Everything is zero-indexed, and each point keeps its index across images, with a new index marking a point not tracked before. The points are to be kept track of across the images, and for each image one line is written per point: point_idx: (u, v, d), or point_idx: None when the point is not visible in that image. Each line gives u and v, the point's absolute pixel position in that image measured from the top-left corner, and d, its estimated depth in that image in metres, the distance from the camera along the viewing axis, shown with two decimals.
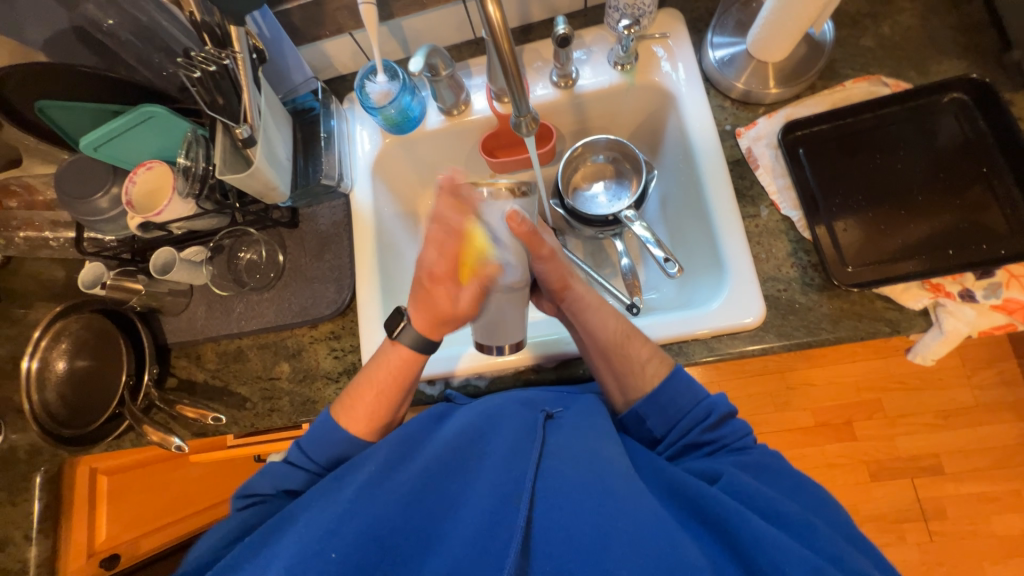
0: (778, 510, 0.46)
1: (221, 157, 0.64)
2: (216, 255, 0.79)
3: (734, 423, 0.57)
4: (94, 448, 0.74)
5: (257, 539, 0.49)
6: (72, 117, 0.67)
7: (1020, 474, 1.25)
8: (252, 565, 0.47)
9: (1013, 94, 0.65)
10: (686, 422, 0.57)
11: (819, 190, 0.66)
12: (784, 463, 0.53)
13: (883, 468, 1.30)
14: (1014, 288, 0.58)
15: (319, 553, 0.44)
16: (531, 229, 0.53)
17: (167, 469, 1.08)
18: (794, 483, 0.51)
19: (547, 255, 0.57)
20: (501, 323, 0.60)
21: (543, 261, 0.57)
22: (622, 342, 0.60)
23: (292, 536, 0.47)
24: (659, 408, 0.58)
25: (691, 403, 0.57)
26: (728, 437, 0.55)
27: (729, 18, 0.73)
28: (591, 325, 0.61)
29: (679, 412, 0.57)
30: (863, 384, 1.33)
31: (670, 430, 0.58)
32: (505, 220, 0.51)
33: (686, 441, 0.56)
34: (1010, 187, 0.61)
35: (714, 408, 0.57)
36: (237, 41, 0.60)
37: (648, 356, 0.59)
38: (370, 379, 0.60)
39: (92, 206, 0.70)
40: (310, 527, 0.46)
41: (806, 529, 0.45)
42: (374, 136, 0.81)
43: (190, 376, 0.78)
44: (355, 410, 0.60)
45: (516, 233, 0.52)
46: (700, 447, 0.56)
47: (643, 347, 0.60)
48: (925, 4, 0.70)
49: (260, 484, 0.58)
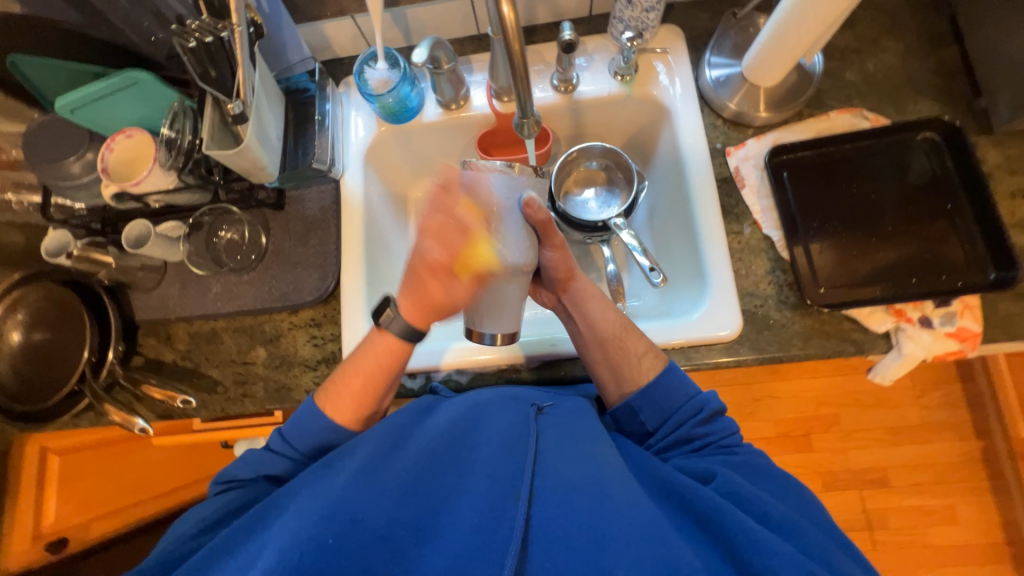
0: (767, 513, 0.48)
1: (209, 131, 0.63)
2: (194, 232, 0.76)
3: (722, 421, 0.59)
4: (48, 426, 0.70)
5: (245, 524, 0.48)
6: (47, 75, 0.63)
7: (957, 489, 1.34)
8: (238, 557, 0.45)
9: (978, 138, 0.70)
10: (679, 416, 0.59)
11: (798, 213, 0.69)
12: (769, 463, 0.56)
13: (835, 479, 1.37)
14: (967, 317, 0.63)
15: (314, 541, 0.43)
16: (547, 216, 0.54)
17: (124, 452, 1.03)
18: (779, 483, 0.54)
19: (557, 244, 0.59)
20: (488, 307, 0.57)
21: (552, 248, 0.59)
22: (620, 335, 0.62)
23: (285, 524, 0.46)
24: (654, 401, 0.59)
25: (685, 399, 0.59)
26: (718, 434, 0.58)
27: (727, 40, 0.75)
28: (589, 316, 0.63)
29: (672, 407, 0.59)
30: (822, 399, 1.40)
31: (662, 424, 0.60)
32: (522, 206, 0.52)
33: (676, 435, 0.58)
34: (970, 223, 0.65)
35: (705, 404, 0.59)
36: (234, 13, 0.57)
37: (644, 350, 0.61)
38: (355, 363, 0.60)
39: (63, 169, 0.66)
40: (302, 515, 0.45)
41: (783, 530, 0.47)
42: (368, 123, 0.79)
43: (158, 356, 0.75)
44: (338, 397, 0.60)
45: (530, 219, 0.53)
46: (690, 442, 0.58)
47: (639, 342, 0.62)
48: (907, 45, 0.75)
49: (239, 469, 0.57)
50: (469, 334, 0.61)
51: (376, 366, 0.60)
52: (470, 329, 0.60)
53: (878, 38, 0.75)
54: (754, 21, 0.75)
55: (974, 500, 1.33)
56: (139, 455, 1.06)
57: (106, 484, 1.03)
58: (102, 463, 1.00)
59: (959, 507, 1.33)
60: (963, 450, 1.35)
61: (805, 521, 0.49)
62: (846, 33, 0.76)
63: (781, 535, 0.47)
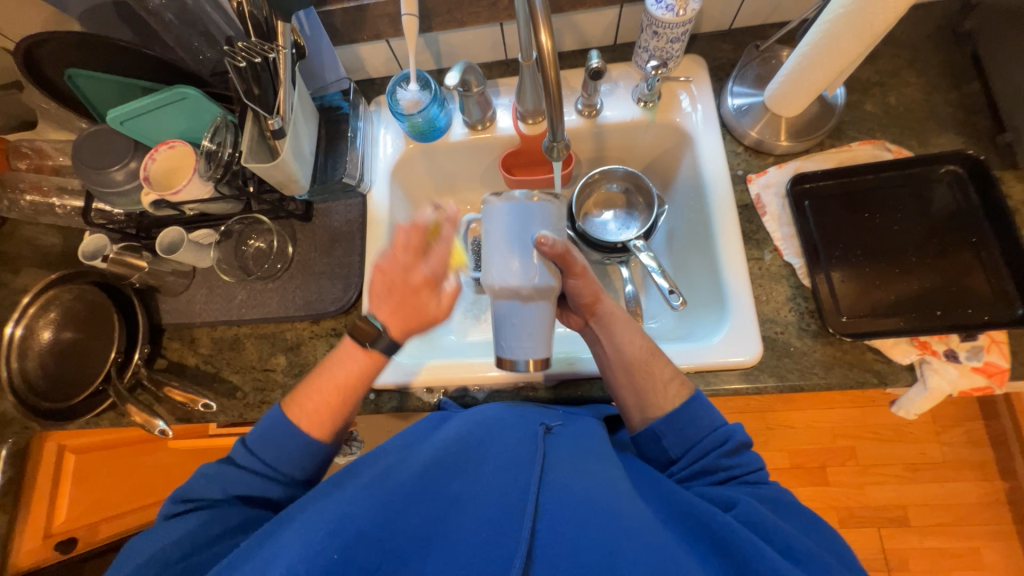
0: (792, 545, 0.47)
1: (248, 144, 0.65)
2: (224, 240, 0.79)
3: (748, 455, 0.58)
4: (70, 424, 0.71)
5: (253, 542, 0.47)
6: (99, 87, 0.68)
7: (980, 533, 1.29)
8: (246, 565, 0.44)
9: (1003, 173, 0.70)
10: (704, 445, 0.57)
11: (820, 241, 0.69)
12: (792, 500, 0.55)
13: (852, 516, 1.33)
14: (994, 352, 0.62)
15: (320, 554, 0.42)
16: (564, 251, 0.52)
17: (135, 453, 1.08)
18: (802, 519, 0.52)
19: (580, 272, 0.57)
20: (518, 331, 0.54)
21: (574, 278, 0.58)
22: (646, 359, 0.61)
23: (291, 536, 0.45)
24: (677, 427, 0.58)
25: (710, 428, 0.58)
26: (743, 468, 0.56)
27: (749, 70, 0.77)
28: (617, 340, 0.62)
29: (698, 434, 0.58)
30: (839, 431, 1.37)
31: (685, 452, 0.58)
32: (537, 244, 0.51)
33: (701, 464, 0.57)
34: (997, 257, 0.65)
35: (732, 435, 0.58)
36: (282, 37, 0.62)
37: (671, 376, 0.61)
38: (332, 376, 0.59)
39: (106, 177, 0.69)
40: (309, 526, 0.45)
41: (804, 563, 0.46)
42: (397, 141, 0.82)
43: (181, 359, 0.77)
44: (309, 405, 0.59)
45: (546, 255, 0.52)
46: (713, 473, 0.56)
47: (665, 368, 0.61)
48: (929, 80, 0.76)
49: (205, 488, 0.55)
50: (501, 363, 0.57)
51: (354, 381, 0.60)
52: (501, 358, 0.56)
53: (900, 72, 0.77)
54: (776, 53, 0.77)
55: (999, 544, 1.28)
56: (150, 457, 1.10)
57: (118, 485, 1.08)
58: (115, 463, 1.06)
59: (984, 551, 1.28)
60: (987, 491, 1.30)
61: (830, 556, 0.48)
62: (867, 67, 0.78)
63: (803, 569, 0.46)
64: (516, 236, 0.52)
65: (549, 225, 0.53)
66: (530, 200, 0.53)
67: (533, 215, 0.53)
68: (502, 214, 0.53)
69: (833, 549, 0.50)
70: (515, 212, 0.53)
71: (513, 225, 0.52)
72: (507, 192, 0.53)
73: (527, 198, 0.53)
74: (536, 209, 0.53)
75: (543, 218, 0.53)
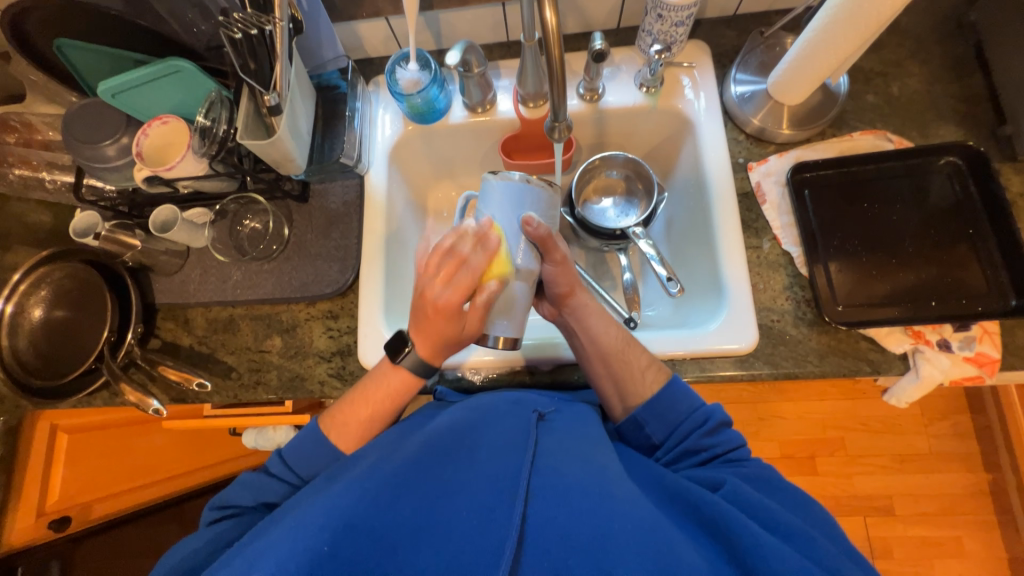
0: (777, 520, 0.48)
1: (243, 121, 0.65)
2: (219, 219, 0.78)
3: (728, 433, 0.59)
4: (62, 403, 0.70)
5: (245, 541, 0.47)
6: (92, 57, 0.66)
7: (963, 522, 1.32)
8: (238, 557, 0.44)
9: (1001, 165, 0.70)
10: (685, 427, 0.58)
11: (819, 230, 0.69)
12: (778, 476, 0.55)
13: (839, 504, 1.35)
14: (986, 343, 0.63)
15: (308, 548, 0.42)
16: (547, 236, 0.56)
17: (128, 434, 1.08)
18: (792, 497, 0.53)
19: (559, 259, 0.60)
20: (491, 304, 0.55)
21: (551, 265, 0.60)
22: (621, 349, 0.62)
23: (280, 531, 0.44)
24: (658, 413, 0.59)
25: (688, 410, 0.59)
26: (724, 446, 0.57)
27: (753, 57, 0.77)
28: (591, 329, 0.63)
29: (678, 417, 0.59)
30: (829, 422, 1.38)
31: (668, 436, 0.59)
32: (522, 225, 0.55)
33: (684, 446, 0.58)
34: (992, 248, 0.65)
35: (711, 415, 0.59)
36: (279, 9, 0.60)
37: (647, 363, 0.61)
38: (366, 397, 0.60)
39: (98, 152, 0.68)
40: (298, 522, 0.45)
41: (790, 537, 0.47)
42: (395, 122, 0.81)
43: (175, 340, 0.76)
44: (343, 424, 0.60)
45: (529, 236, 0.55)
46: (697, 454, 0.57)
47: (641, 355, 0.62)
48: (932, 71, 0.75)
49: (237, 496, 0.57)
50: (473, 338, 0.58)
51: (386, 402, 0.60)
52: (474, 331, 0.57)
53: (903, 62, 0.76)
54: (781, 40, 0.77)
55: (981, 534, 1.31)
56: (143, 438, 1.10)
57: (114, 465, 1.08)
58: (111, 444, 1.05)
59: (966, 540, 1.31)
60: (971, 482, 1.33)
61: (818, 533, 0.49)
62: (872, 55, 0.77)
63: (791, 544, 0.46)
64: (507, 214, 0.55)
65: (543, 211, 0.57)
66: (531, 182, 0.55)
67: (527, 197, 0.55)
68: (497, 192, 0.55)
69: (821, 520, 0.51)
70: (507, 193, 0.55)
71: (508, 205, 0.55)
72: (510, 170, 0.55)
73: (523, 180, 0.55)
74: (529, 193, 0.56)
75: (535, 204, 0.56)
